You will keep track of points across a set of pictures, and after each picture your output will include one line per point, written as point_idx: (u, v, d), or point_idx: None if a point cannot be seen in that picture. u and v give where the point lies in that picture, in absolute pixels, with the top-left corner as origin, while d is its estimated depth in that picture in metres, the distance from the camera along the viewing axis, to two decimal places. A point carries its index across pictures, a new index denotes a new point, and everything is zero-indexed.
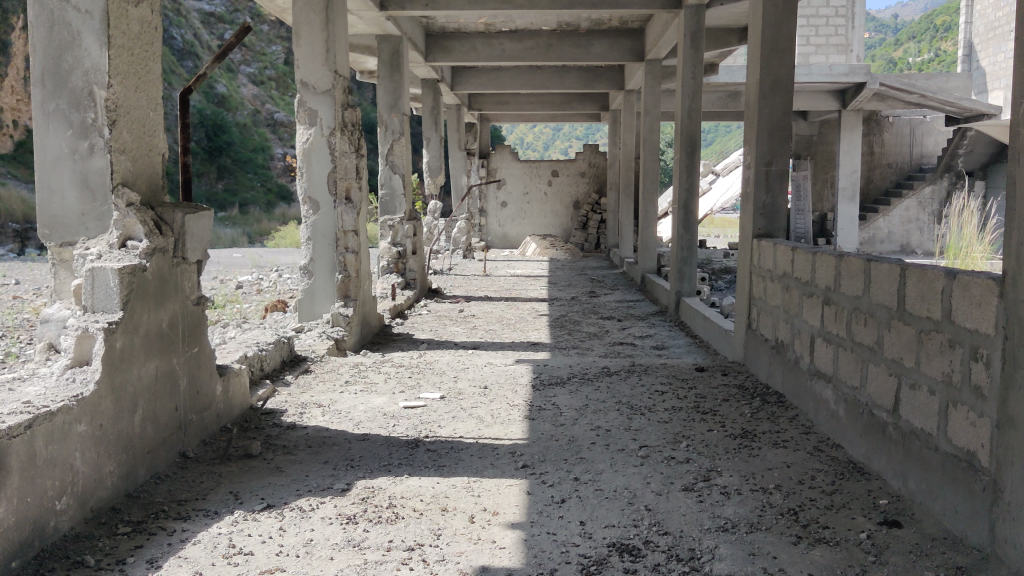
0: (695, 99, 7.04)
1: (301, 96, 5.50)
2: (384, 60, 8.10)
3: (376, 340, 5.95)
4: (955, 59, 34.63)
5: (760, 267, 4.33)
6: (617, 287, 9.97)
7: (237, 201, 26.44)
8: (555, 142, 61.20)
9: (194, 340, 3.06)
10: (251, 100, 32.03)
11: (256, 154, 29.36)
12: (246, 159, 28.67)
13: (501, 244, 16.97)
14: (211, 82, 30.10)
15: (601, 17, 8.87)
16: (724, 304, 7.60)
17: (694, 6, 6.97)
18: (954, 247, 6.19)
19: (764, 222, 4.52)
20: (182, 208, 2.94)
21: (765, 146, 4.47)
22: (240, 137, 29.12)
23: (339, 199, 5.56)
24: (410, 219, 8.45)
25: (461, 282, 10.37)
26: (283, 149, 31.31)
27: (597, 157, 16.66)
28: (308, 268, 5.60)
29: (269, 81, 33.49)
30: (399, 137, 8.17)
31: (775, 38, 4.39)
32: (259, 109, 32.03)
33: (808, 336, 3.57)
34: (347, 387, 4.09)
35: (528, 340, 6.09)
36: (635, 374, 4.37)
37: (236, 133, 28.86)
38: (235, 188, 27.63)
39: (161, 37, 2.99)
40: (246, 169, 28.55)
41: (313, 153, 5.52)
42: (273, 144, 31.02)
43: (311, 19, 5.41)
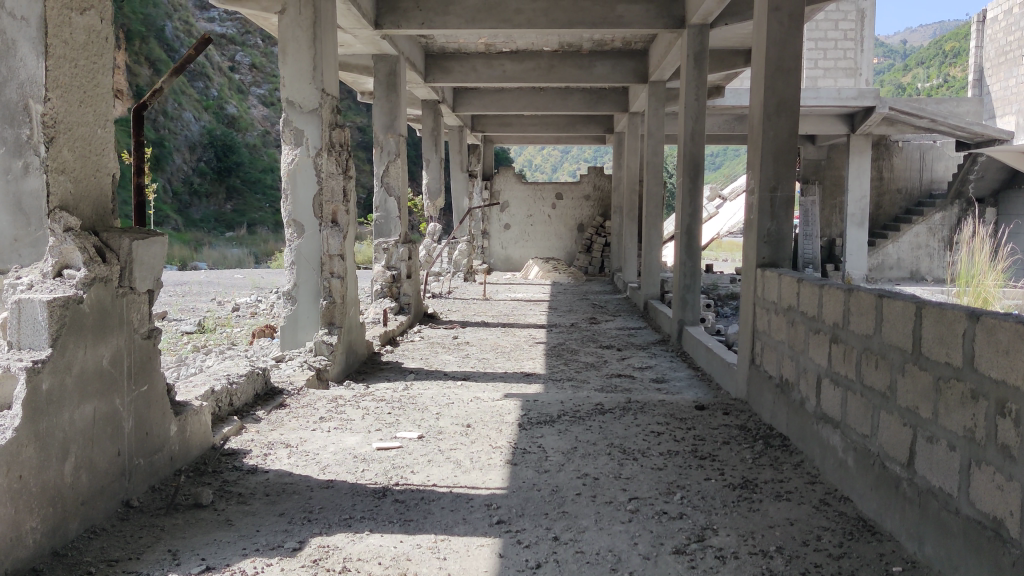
0: (698, 122, 6.81)
1: (286, 115, 5.27)
2: (380, 80, 7.89)
3: (362, 369, 5.68)
4: (964, 85, 34.62)
5: (765, 299, 4.06)
6: (619, 313, 9.71)
7: (244, 221, 26.41)
8: (563, 165, 61.19)
9: (144, 378, 2.81)
10: (261, 121, 32.12)
11: (265, 175, 29.38)
12: (255, 179, 28.70)
13: (504, 267, 16.75)
14: (221, 103, 30.24)
15: (603, 37, 8.65)
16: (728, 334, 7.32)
17: (698, 26, 6.74)
18: (966, 275, 5.93)
19: (769, 251, 4.27)
20: (130, 233, 2.71)
21: (770, 169, 4.22)
22: (248, 158, 29.12)
23: (325, 222, 5.31)
24: (406, 241, 8.16)
25: (460, 306, 10.12)
26: None
27: (602, 180, 16.45)
28: (291, 294, 5.34)
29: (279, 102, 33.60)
30: (394, 159, 7.95)
31: (779, 57, 4.16)
32: (268, 130, 32.10)
33: (816, 376, 3.29)
34: (321, 424, 3.83)
35: (521, 370, 5.82)
36: (631, 412, 4.09)
37: (245, 153, 28.91)
38: (243, 209, 27.64)
39: (112, 48, 2.76)
40: (253, 189, 28.52)
41: (297, 175, 5.27)
42: None
43: (298, 35, 5.21)
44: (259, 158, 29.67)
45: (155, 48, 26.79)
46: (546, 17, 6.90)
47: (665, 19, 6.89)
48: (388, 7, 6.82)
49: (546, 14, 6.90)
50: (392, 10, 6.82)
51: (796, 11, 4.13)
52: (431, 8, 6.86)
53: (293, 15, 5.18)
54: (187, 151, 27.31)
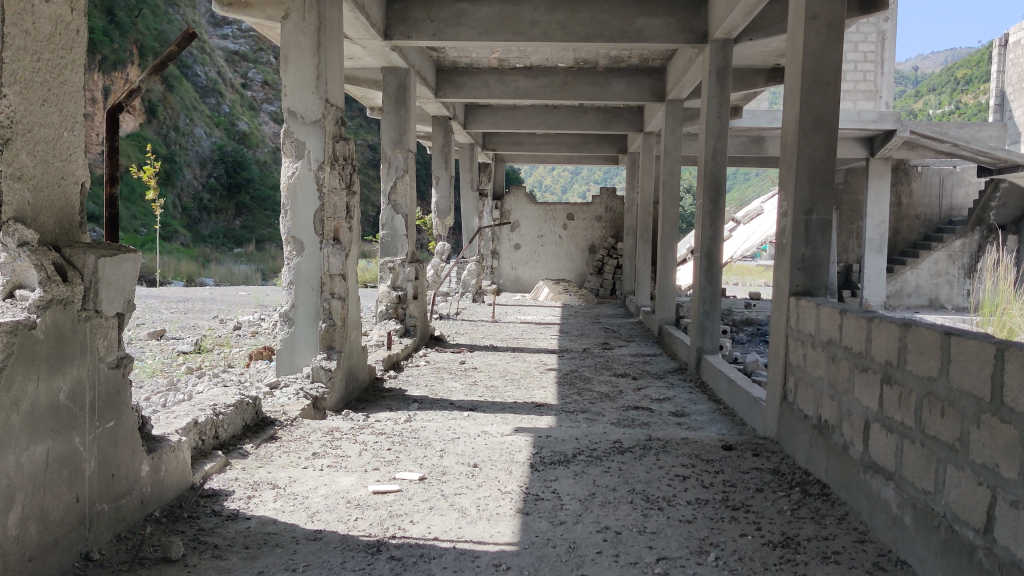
0: (720, 140, 6.49)
1: (287, 126, 4.98)
2: (389, 94, 7.63)
3: (363, 397, 5.35)
4: (979, 111, 34.47)
5: (799, 331, 3.72)
6: (633, 338, 9.36)
7: (253, 238, 26.22)
8: (573, 186, 61.05)
9: (110, 413, 2.50)
10: (272, 137, 32.03)
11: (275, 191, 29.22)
12: (265, 196, 28.54)
13: (513, 287, 16.43)
14: (233, 120, 30.16)
15: (620, 53, 8.36)
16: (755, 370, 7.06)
17: (721, 41, 6.42)
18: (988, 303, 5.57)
19: (803, 278, 3.93)
20: (97, 250, 2.42)
21: (806, 190, 3.89)
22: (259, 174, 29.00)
23: (326, 239, 5.00)
24: (413, 261, 7.85)
25: (467, 328, 9.79)
26: None
27: (614, 201, 16.15)
28: (288, 315, 5.02)
29: None
30: (403, 175, 7.70)
31: (817, 70, 3.85)
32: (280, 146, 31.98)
33: (863, 420, 2.95)
34: (313, 461, 3.51)
35: (532, 399, 5.47)
36: (652, 451, 3.75)
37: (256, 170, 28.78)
38: (253, 226, 27.48)
39: (83, 42, 2.47)
40: (263, 206, 28.39)
41: (298, 189, 4.97)
42: None
43: (301, 42, 4.92)
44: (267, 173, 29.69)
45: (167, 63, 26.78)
46: (562, 30, 6.59)
47: (687, 33, 6.58)
48: (398, 17, 6.55)
49: (562, 27, 6.60)
50: (403, 21, 6.56)
51: (835, 20, 3.82)
52: (443, 19, 6.59)
53: (296, 21, 4.90)
54: (197, 167, 27.22)
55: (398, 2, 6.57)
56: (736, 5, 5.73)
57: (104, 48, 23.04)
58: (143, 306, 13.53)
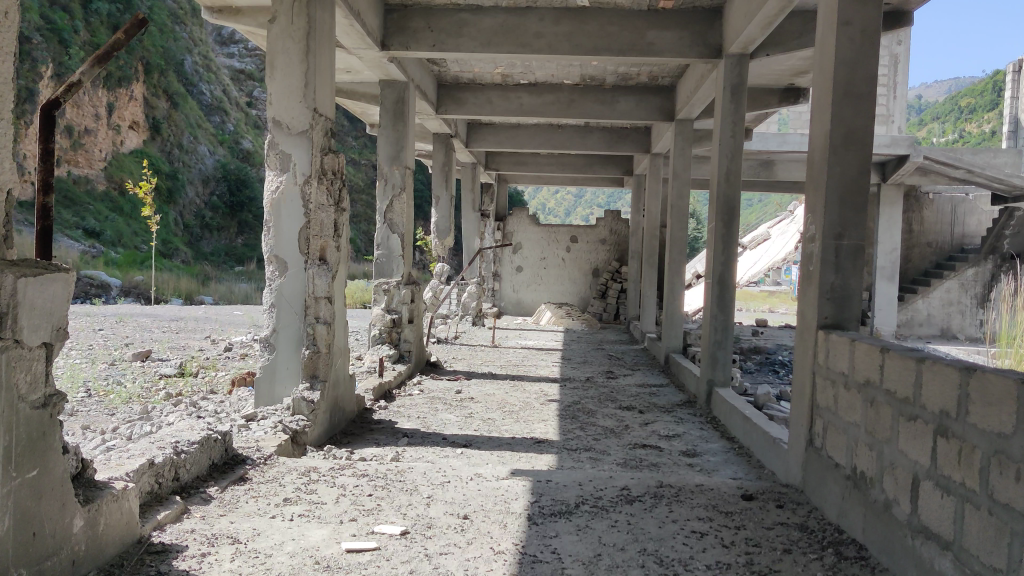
0: (734, 161, 6.11)
1: (272, 137, 4.63)
2: (387, 108, 7.30)
3: (349, 430, 4.96)
4: (987, 138, 34.23)
5: (829, 371, 3.34)
6: (638, 367, 8.96)
7: (254, 257, 25.92)
8: (576, 209, 60.80)
9: (33, 461, 2.13)
10: None
11: None
12: None
13: (515, 311, 16.05)
14: (237, 138, 29.93)
15: (629, 70, 8.04)
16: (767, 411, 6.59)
17: (736, 55, 6.09)
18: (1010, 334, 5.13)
19: (832, 310, 3.55)
20: (18, 269, 2.06)
21: (836, 212, 3.52)
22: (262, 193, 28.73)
23: (311, 259, 4.63)
24: (409, 283, 7.47)
25: (465, 353, 9.41)
26: None
27: (619, 224, 15.80)
28: (269, 341, 4.64)
29: None
30: (400, 193, 7.35)
31: (849, 81, 3.49)
32: None
33: (910, 476, 2.57)
34: (283, 508, 3.12)
35: (531, 435, 5.08)
36: (665, 501, 3.37)
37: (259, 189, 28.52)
38: (254, 244, 27.20)
39: (13, 27, 2.12)
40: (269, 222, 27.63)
41: (282, 205, 4.61)
42: None
43: (289, 47, 4.58)
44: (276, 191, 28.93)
45: (173, 81, 26.64)
46: (568, 42, 6.25)
47: (701, 47, 6.24)
48: (397, 26, 6.27)
49: (569, 39, 6.26)
50: (401, 30, 6.27)
51: (870, 27, 3.47)
52: (443, 30, 6.28)
53: (283, 24, 4.57)
54: (200, 184, 26.95)
55: (396, 11, 6.28)
56: (754, 17, 5.40)
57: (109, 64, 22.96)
58: (134, 324, 13.20)
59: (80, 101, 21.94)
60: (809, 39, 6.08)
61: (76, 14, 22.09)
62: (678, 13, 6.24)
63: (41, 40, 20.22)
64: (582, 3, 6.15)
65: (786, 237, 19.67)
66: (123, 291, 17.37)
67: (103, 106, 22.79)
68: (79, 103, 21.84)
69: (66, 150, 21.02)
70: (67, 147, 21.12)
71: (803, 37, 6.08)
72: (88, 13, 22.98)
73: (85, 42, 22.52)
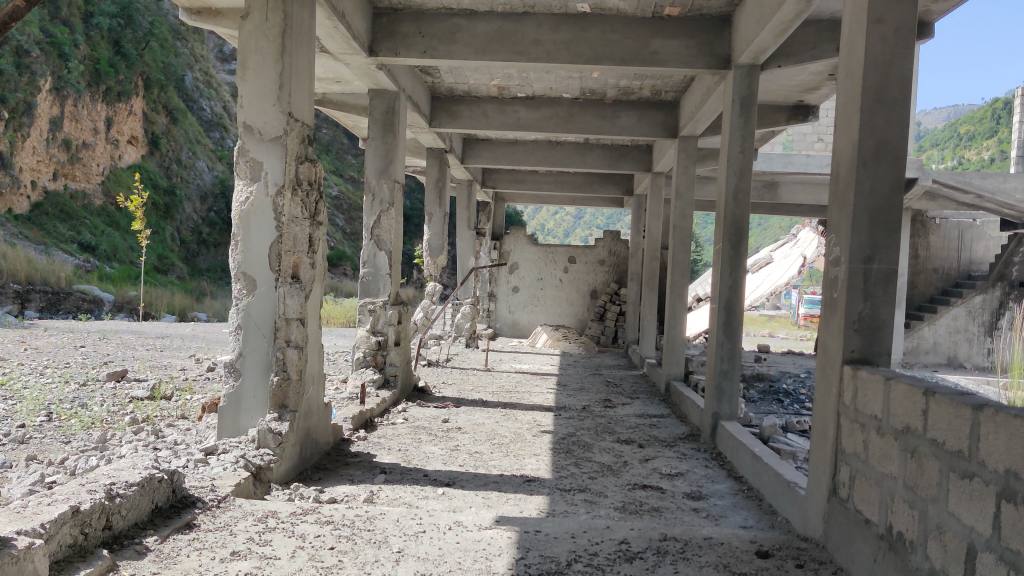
0: (742, 178, 5.68)
1: (242, 144, 4.23)
2: (376, 118, 6.93)
3: (323, 464, 4.55)
4: (987, 163, 34.10)
5: (859, 414, 2.94)
6: (637, 395, 8.52)
7: None
8: (575, 231, 60.59)
9: None
10: None
11: None
12: None
13: (510, 332, 15.63)
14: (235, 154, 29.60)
15: (630, 84, 7.66)
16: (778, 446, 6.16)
17: (745, 66, 5.71)
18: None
19: (860, 343, 3.14)
20: None
21: (866, 232, 3.12)
22: None
23: (282, 277, 4.23)
24: (396, 303, 7.06)
25: (456, 377, 8.97)
26: None
27: (618, 245, 15.43)
28: (234, 366, 4.23)
29: None
30: (388, 209, 6.99)
31: (881, 85, 3.11)
32: None
33: (965, 546, 2.16)
34: (229, 564, 2.71)
35: (521, 473, 4.65)
36: (669, 559, 2.94)
37: None
38: None
39: None
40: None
41: (252, 217, 4.21)
42: None
43: (263, 46, 4.20)
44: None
45: (173, 96, 26.28)
46: (568, 50, 5.88)
47: (708, 57, 5.86)
48: (385, 31, 5.90)
49: (568, 47, 5.89)
50: (390, 36, 5.90)
51: (904, 24, 3.08)
52: (435, 35, 5.92)
53: (257, 21, 4.19)
54: (198, 200, 26.45)
55: (386, 15, 5.91)
56: (767, 24, 5.02)
57: (109, 78, 22.78)
58: (117, 342, 12.78)
59: (79, 115, 21.56)
60: (822, 51, 5.73)
61: (76, 29, 21.78)
62: (685, 20, 5.87)
63: (40, 53, 20.03)
64: (583, 9, 5.79)
65: (788, 261, 19.29)
66: (115, 306, 16.98)
67: (102, 120, 22.45)
68: (78, 117, 21.51)
69: (63, 164, 20.69)
70: (65, 161, 20.82)
71: (816, 48, 5.74)
72: (89, 27, 22.67)
73: (85, 56, 22.28)
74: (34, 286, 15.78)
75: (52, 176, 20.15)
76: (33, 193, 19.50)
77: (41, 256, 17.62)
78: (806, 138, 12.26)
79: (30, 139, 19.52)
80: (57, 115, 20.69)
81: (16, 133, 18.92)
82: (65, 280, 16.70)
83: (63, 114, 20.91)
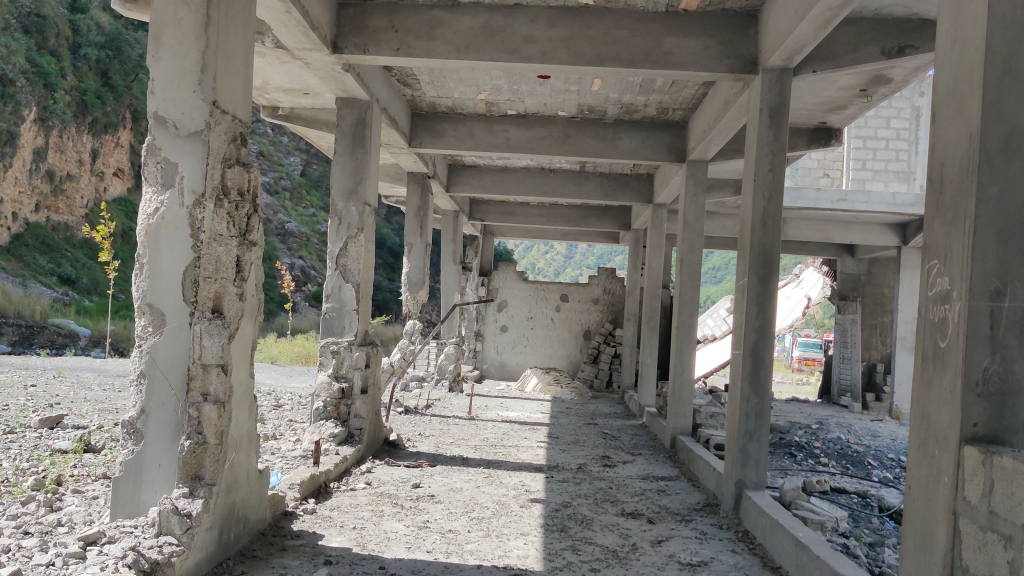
0: (772, 201, 4.77)
1: (152, 141, 3.31)
2: (343, 131, 6.05)
3: (251, 549, 3.58)
4: None
5: (999, 524, 2.04)
6: (639, 451, 7.52)
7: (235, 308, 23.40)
8: (566, 270, 59.75)
9: None
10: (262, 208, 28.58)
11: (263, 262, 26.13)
12: None
13: (498, 374, 14.64)
14: None
15: (635, 100, 6.81)
16: (814, 519, 5.21)
17: (776, 70, 4.84)
18: None
19: (986, 414, 2.21)
20: None
21: (992, 254, 2.22)
22: None
23: (199, 312, 3.30)
24: (364, 344, 6.09)
25: (433, 427, 7.96)
26: (291, 259, 27.87)
27: (613, 283, 14.55)
28: (134, 428, 3.25)
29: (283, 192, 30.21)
30: (356, 234, 6.05)
31: (1012, 50, 2.20)
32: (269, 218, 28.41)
33: None
34: None
35: (505, 563, 3.67)
36: None
37: None
38: None
39: None
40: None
41: (161, 233, 3.27)
42: (281, 254, 27.44)
43: (181, 15, 3.26)
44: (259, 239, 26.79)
45: None
46: (566, 49, 5.03)
47: (731, 60, 4.98)
48: (353, 24, 5.02)
49: (566, 46, 5.04)
50: (358, 29, 5.02)
51: None
52: (411, 30, 5.05)
53: None
54: None
55: (353, 6, 5.05)
56: (807, 14, 4.12)
57: (96, 110, 21.91)
58: (73, 381, 11.72)
59: (64, 146, 20.73)
60: (864, 55, 4.90)
61: (64, 59, 21.10)
62: (704, 16, 5.01)
63: (25, 83, 19.29)
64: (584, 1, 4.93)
65: (793, 302, 18.47)
66: (92, 341, 16.01)
67: (88, 152, 21.57)
68: (63, 148, 20.66)
69: (45, 196, 19.83)
70: (47, 192, 19.94)
71: (857, 50, 4.90)
72: (76, 58, 21.96)
73: (71, 87, 21.46)
74: (6, 319, 14.85)
75: (34, 209, 19.27)
76: (14, 224, 18.61)
77: (16, 289, 16.67)
78: (810, 173, 11.38)
79: (13, 169, 18.71)
80: (41, 146, 19.86)
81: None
82: (41, 314, 15.74)
83: (47, 145, 20.08)
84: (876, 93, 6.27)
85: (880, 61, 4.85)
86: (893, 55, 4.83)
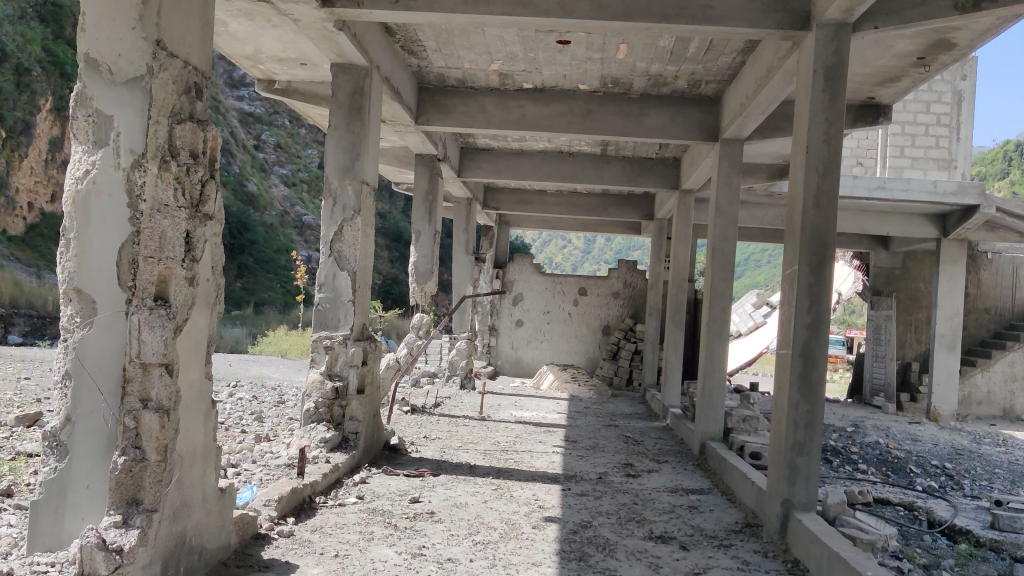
0: (827, 177, 4.11)
1: (82, 88, 2.67)
2: (339, 100, 5.42)
3: None
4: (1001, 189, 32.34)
5: None
6: (665, 458, 6.87)
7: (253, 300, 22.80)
8: (584, 265, 59.17)
9: None
10: (280, 201, 28.08)
11: (280, 256, 25.29)
12: (270, 260, 24.85)
13: (512, 371, 14.02)
14: (242, 179, 26.46)
15: (665, 70, 6.15)
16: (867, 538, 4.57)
17: (832, 24, 4.15)
18: None
19: None
20: None
21: None
22: (264, 236, 25.26)
23: (138, 299, 2.69)
24: (360, 339, 5.48)
25: (440, 430, 7.34)
26: (309, 252, 27.23)
27: (635, 276, 13.88)
28: (56, 443, 2.63)
29: (301, 184, 29.63)
30: (353, 217, 5.43)
31: None
32: (287, 211, 27.87)
33: None
34: None
35: None
36: None
37: (261, 232, 25.16)
38: (253, 288, 23.68)
39: None
40: (265, 270, 24.60)
41: (92, 201, 2.65)
42: (299, 248, 26.79)
43: None
44: (276, 231, 26.22)
45: None
46: (590, 2, 4.41)
47: (779, 14, 4.31)
48: None
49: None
50: None
51: None
52: None
53: None
54: None
55: None
56: None
57: None
58: None
59: None
60: (934, 9, 4.18)
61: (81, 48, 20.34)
62: None
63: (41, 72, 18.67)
64: None
65: None
66: None
67: None
68: None
69: (60, 186, 19.28)
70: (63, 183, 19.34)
71: (925, 3, 4.18)
72: None
73: None
74: (18, 310, 14.38)
75: (50, 199, 18.71)
76: (29, 214, 18.11)
77: (29, 279, 16.20)
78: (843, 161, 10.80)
79: (28, 159, 18.14)
80: (58, 138, 19.17)
81: (10, 152, 17.64)
82: (54, 304, 15.21)
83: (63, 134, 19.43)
84: (934, 62, 5.60)
85: (952, 16, 4.15)
86: (968, 9, 4.13)
